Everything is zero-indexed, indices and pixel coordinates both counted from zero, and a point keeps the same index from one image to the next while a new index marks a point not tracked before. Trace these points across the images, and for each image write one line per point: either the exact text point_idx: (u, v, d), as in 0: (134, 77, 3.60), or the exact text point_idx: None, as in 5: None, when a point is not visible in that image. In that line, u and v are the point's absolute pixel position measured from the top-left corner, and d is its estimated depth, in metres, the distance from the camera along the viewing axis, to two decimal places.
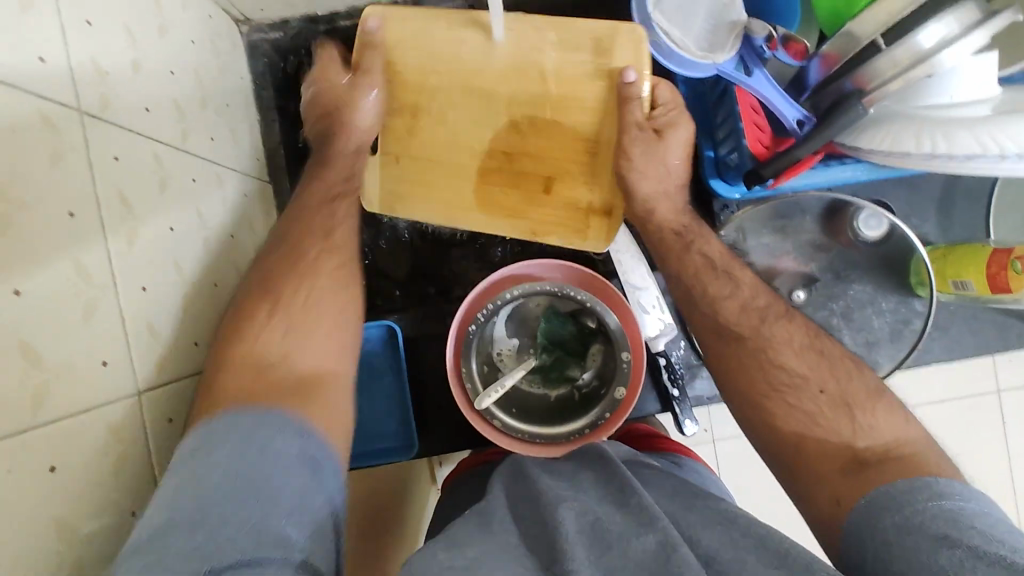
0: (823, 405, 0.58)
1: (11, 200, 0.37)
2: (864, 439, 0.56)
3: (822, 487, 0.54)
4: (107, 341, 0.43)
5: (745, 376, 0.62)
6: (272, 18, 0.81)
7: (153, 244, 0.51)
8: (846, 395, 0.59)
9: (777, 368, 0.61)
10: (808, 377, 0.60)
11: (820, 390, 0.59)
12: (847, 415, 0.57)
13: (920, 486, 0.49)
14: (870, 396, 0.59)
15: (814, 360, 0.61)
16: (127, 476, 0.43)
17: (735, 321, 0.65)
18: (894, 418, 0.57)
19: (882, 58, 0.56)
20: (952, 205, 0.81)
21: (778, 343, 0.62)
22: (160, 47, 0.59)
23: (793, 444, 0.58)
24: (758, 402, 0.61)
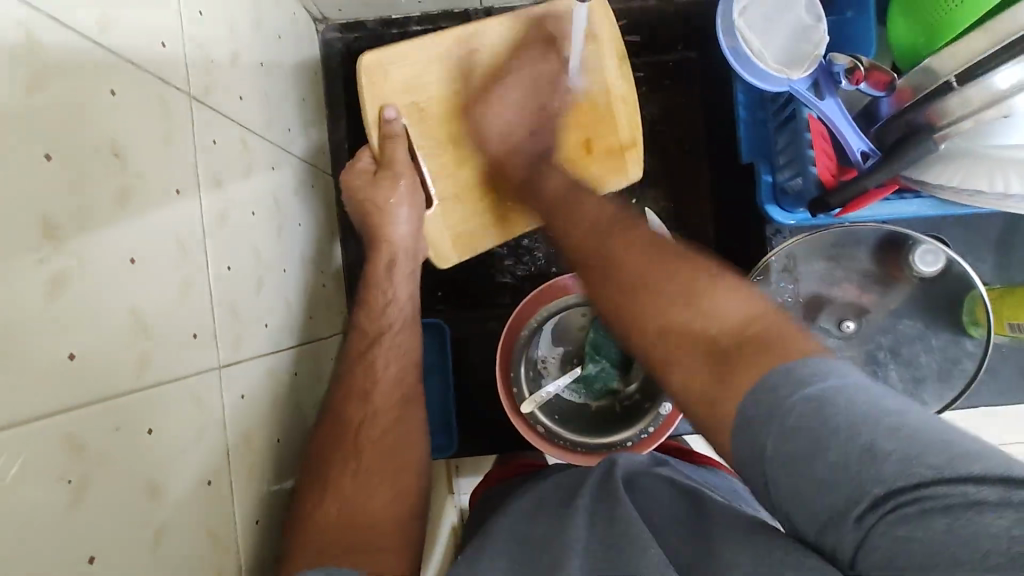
0: (667, 303, 0.44)
1: (131, 174, 0.39)
2: (720, 319, 0.41)
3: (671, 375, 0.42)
4: (197, 316, 0.45)
5: (597, 280, 0.49)
6: (348, 19, 0.84)
7: (238, 227, 0.53)
8: (689, 286, 0.43)
9: (620, 268, 0.48)
10: (641, 266, 0.47)
11: (645, 279, 0.45)
12: (688, 304, 0.43)
13: (777, 376, 0.36)
14: (701, 279, 0.44)
15: (650, 250, 0.48)
16: (208, 446, 0.45)
17: (584, 237, 0.53)
18: (730, 294, 0.42)
19: (953, 98, 0.56)
20: (1011, 246, 0.80)
21: (613, 244, 0.50)
22: (253, 40, 0.61)
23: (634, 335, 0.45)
24: (617, 305, 0.47)
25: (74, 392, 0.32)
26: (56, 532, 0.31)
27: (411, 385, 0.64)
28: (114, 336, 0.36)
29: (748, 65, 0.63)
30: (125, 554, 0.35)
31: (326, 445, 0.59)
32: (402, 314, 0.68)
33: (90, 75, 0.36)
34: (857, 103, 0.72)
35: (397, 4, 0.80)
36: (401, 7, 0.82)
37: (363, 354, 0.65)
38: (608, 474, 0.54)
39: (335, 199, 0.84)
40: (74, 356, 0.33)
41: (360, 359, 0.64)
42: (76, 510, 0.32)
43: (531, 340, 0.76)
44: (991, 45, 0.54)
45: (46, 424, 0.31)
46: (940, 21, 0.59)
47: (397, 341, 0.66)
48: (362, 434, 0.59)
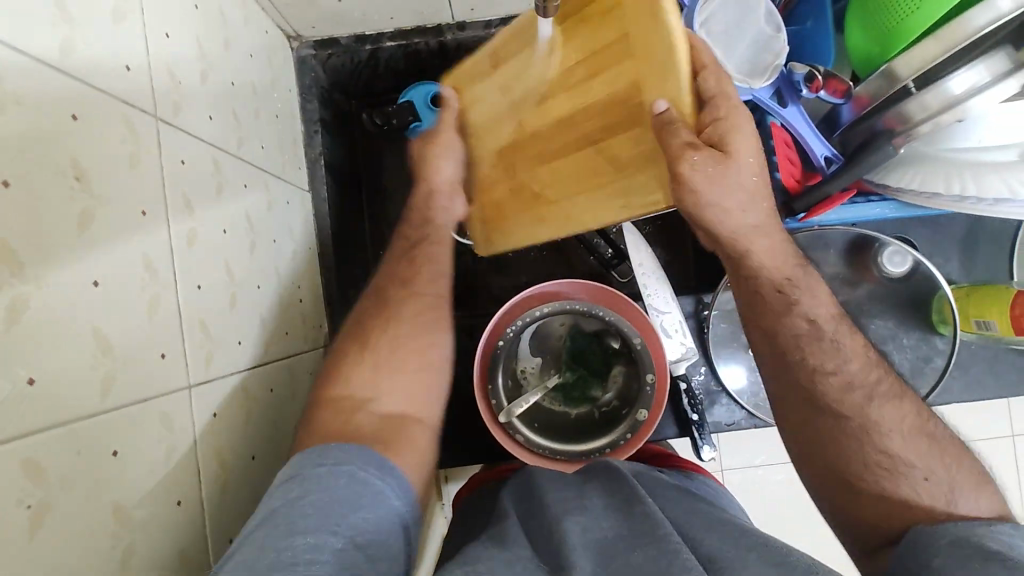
0: (927, 490, 0.53)
1: (96, 196, 0.39)
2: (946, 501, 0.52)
3: (904, 514, 0.53)
4: (164, 335, 0.45)
5: (838, 460, 0.57)
6: (322, 36, 0.85)
7: (208, 244, 0.53)
8: (952, 486, 0.53)
9: (923, 445, 0.56)
10: (912, 459, 0.55)
11: (917, 466, 0.54)
12: (940, 499, 0.53)
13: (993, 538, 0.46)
14: (972, 486, 0.53)
15: (925, 447, 0.56)
16: (177, 469, 0.44)
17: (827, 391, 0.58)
18: (987, 501, 0.52)
19: (911, 104, 0.58)
20: (975, 246, 0.83)
21: (883, 418, 0.57)
22: (224, 60, 0.62)
23: (836, 468, 0.57)
24: (855, 472, 0.56)
25: (39, 416, 0.33)
26: (18, 554, 0.31)
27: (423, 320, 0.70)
28: (75, 357, 0.36)
29: None
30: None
31: (310, 425, 0.58)
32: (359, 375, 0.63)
33: (50, 99, 0.36)
34: (819, 109, 0.74)
35: (368, 20, 0.82)
36: (373, 24, 0.83)
37: None
38: (623, 479, 0.56)
39: (311, 214, 0.84)
40: (33, 380, 0.33)
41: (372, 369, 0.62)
42: (38, 532, 0.32)
43: (510, 351, 0.77)
44: (940, 53, 0.56)
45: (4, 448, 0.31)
46: (890, 31, 0.61)
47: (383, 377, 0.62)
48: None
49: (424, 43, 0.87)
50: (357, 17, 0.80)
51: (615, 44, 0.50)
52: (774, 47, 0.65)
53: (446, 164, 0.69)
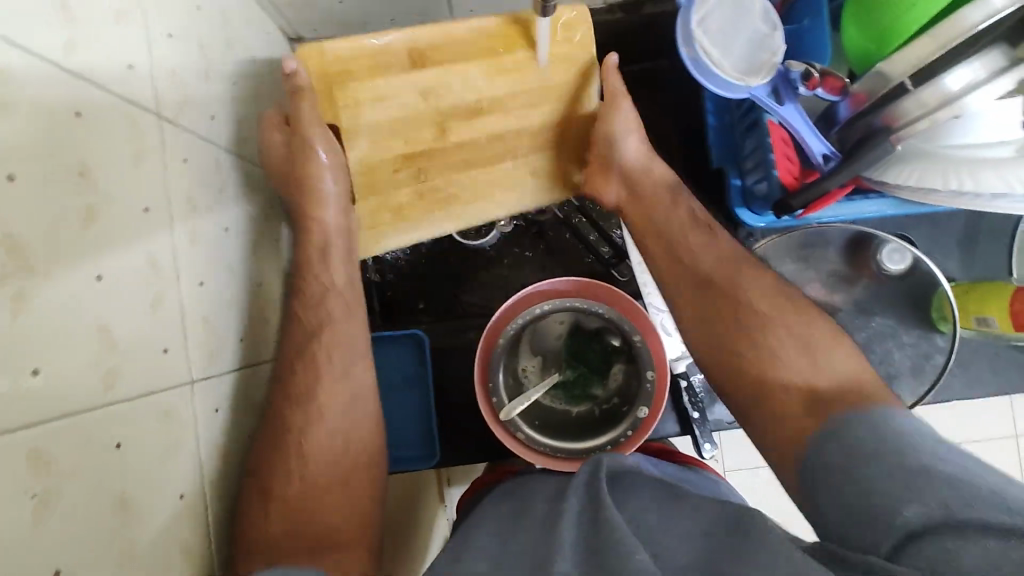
0: (790, 345, 0.62)
1: (99, 193, 0.40)
2: (816, 362, 0.60)
3: (784, 387, 0.60)
4: (168, 331, 0.45)
5: (717, 334, 0.66)
6: (323, 38, 0.86)
7: (210, 240, 0.54)
8: (808, 341, 0.62)
9: (789, 309, 0.65)
10: (773, 316, 0.65)
11: (785, 329, 0.64)
12: (806, 358, 0.61)
13: (876, 419, 0.50)
14: (829, 339, 0.62)
15: (788, 309, 0.65)
16: (180, 463, 0.45)
17: (677, 284, 0.71)
18: (851, 361, 0.60)
19: (908, 99, 0.58)
20: (973, 243, 0.83)
21: (746, 286, 0.68)
22: (227, 61, 0.63)
23: (726, 340, 0.66)
24: (737, 344, 0.65)
25: (43, 407, 0.33)
26: (22, 540, 0.31)
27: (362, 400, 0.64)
28: (79, 350, 0.36)
29: (710, 77, 0.65)
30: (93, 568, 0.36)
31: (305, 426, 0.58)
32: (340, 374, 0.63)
33: (57, 96, 0.37)
34: (816, 107, 0.74)
35: (369, 21, 0.83)
36: (374, 26, 0.84)
37: None
38: (595, 471, 0.57)
39: None
40: (38, 371, 0.33)
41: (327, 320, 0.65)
42: (42, 522, 0.33)
43: (511, 349, 0.77)
44: (938, 48, 0.57)
45: (13, 437, 0.31)
46: (886, 28, 0.62)
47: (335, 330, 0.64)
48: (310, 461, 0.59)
49: None
50: (358, 19, 0.81)
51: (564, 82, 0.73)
52: (771, 46, 0.66)
53: (319, 154, 0.66)
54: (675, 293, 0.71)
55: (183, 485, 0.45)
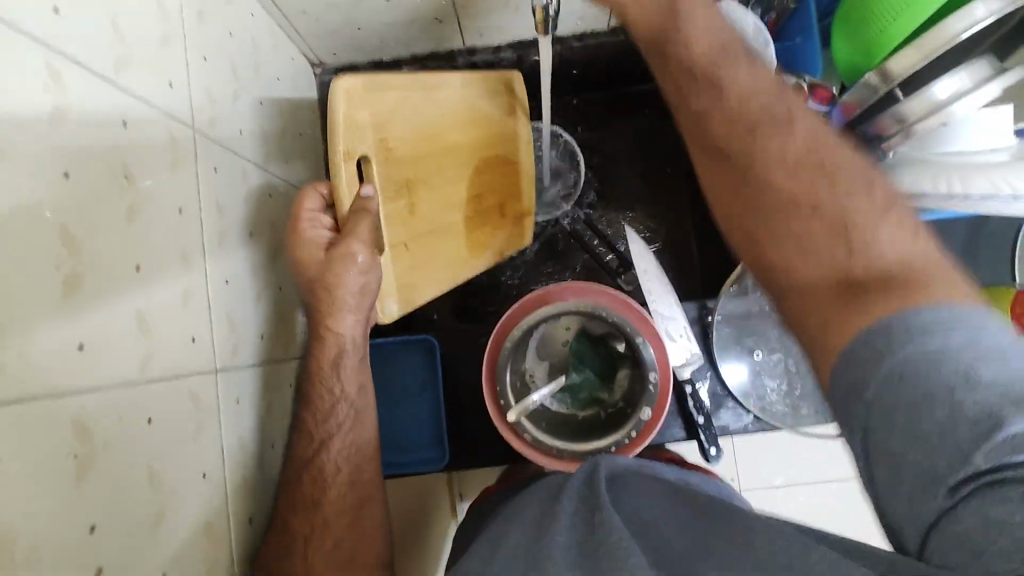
0: (817, 224, 0.46)
1: (141, 194, 0.44)
2: (839, 205, 0.46)
3: (804, 272, 0.46)
4: (196, 322, 0.49)
5: (737, 194, 0.51)
6: (344, 64, 0.92)
7: (235, 242, 0.58)
8: (847, 215, 0.46)
9: (817, 167, 0.48)
10: (807, 193, 0.48)
11: (811, 207, 0.47)
12: (842, 244, 0.45)
13: (932, 312, 0.39)
14: (883, 210, 0.45)
15: (812, 171, 0.48)
16: (204, 445, 0.48)
17: (724, 132, 0.53)
18: (902, 238, 0.44)
19: (899, 107, 0.61)
20: (976, 251, 0.84)
21: (778, 140, 0.50)
22: (255, 82, 0.68)
23: (742, 198, 0.51)
24: (755, 210, 0.50)
25: (88, 380, 0.37)
26: (64, 499, 0.35)
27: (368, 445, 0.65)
28: (119, 333, 0.40)
29: None
30: (122, 536, 0.39)
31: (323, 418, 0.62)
32: (351, 378, 0.64)
33: (106, 110, 0.42)
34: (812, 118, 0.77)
35: (385, 47, 0.88)
36: (391, 51, 0.90)
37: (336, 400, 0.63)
38: (590, 475, 0.57)
39: None
40: (83, 347, 0.37)
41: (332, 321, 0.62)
42: (83, 483, 0.36)
43: (517, 353, 0.79)
44: (922, 58, 0.59)
45: (64, 403, 0.35)
46: (871, 43, 0.65)
47: (346, 334, 0.63)
48: (322, 454, 0.61)
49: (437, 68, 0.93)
50: (376, 45, 0.87)
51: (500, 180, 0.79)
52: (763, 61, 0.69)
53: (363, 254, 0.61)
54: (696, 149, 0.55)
55: (206, 468, 0.48)
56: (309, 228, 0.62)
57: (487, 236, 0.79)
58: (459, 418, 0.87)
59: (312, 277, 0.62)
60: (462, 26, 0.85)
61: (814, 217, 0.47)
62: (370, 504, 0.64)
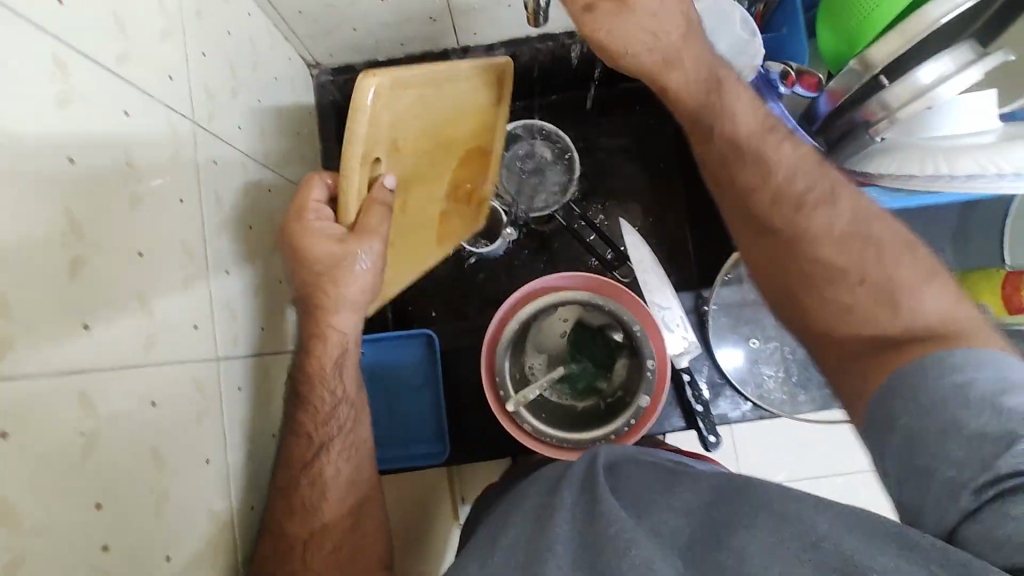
0: (862, 293, 0.50)
1: (143, 182, 0.45)
2: (883, 273, 0.50)
3: (854, 341, 0.50)
4: (197, 309, 0.50)
5: (784, 274, 0.55)
6: (339, 64, 0.93)
7: (235, 234, 0.59)
8: (894, 285, 0.49)
9: (858, 243, 0.51)
10: (848, 265, 0.51)
11: (857, 277, 0.51)
12: (891, 310, 0.49)
13: (967, 355, 0.42)
14: (926, 277, 0.49)
15: (853, 246, 0.51)
16: (207, 429, 0.49)
17: (763, 205, 0.56)
18: (944, 298, 0.48)
19: (884, 94, 0.62)
20: (966, 236, 0.85)
21: (816, 224, 0.53)
22: (253, 81, 0.70)
23: (789, 278, 0.55)
24: (805, 288, 0.53)
25: (93, 358, 0.38)
26: (72, 473, 0.35)
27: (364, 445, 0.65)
28: (123, 315, 0.41)
29: None
30: (127, 515, 0.39)
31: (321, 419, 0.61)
32: (351, 376, 0.64)
33: (110, 100, 0.43)
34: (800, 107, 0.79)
35: (380, 47, 0.90)
36: (385, 51, 0.91)
37: (339, 405, 0.63)
38: (590, 462, 0.54)
39: None
40: (89, 326, 0.38)
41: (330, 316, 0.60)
42: (90, 459, 0.37)
43: (515, 343, 0.80)
44: (904, 43, 0.60)
45: (70, 379, 0.36)
46: (855, 30, 0.66)
47: (345, 333, 0.62)
48: (321, 451, 0.61)
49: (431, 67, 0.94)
50: (370, 44, 0.88)
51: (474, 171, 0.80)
52: (750, 51, 0.71)
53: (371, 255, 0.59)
54: (737, 234, 0.59)
55: (209, 452, 0.49)
56: (313, 218, 0.58)
57: (454, 225, 0.82)
58: (460, 416, 0.88)
59: (319, 269, 0.58)
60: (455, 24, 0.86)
61: (860, 287, 0.50)
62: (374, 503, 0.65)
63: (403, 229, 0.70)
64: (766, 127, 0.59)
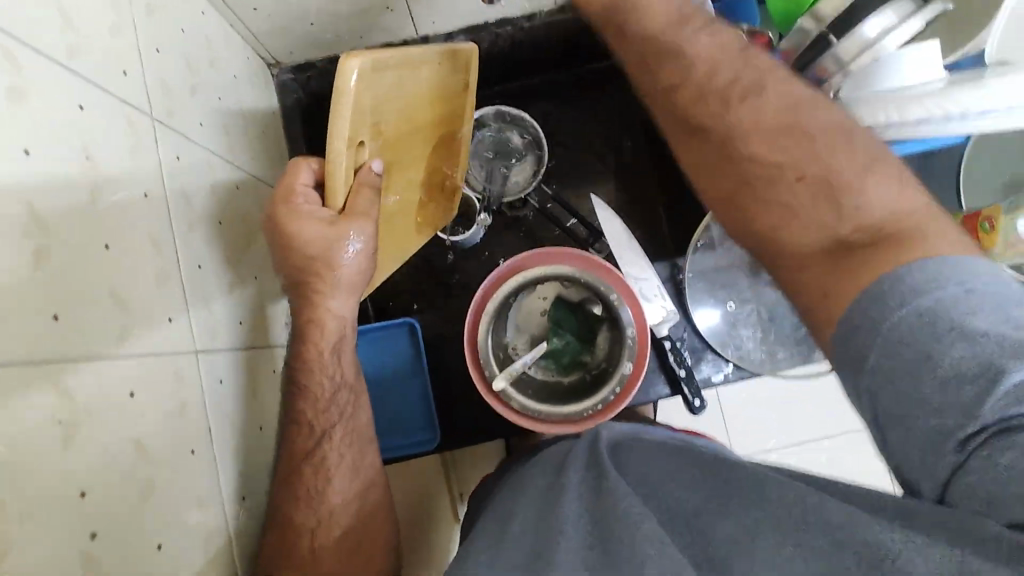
0: (802, 190, 0.50)
1: (104, 176, 0.45)
2: (820, 168, 0.50)
3: (799, 246, 0.49)
4: (172, 301, 0.49)
5: (727, 180, 0.56)
6: (299, 62, 0.93)
7: (206, 230, 0.59)
8: (836, 177, 0.49)
9: (795, 142, 0.52)
10: (785, 163, 0.52)
11: (798, 175, 0.51)
12: (833, 205, 0.48)
13: (918, 260, 0.41)
14: (868, 170, 0.48)
15: (787, 140, 0.52)
16: (189, 420, 0.48)
17: (693, 106, 0.58)
18: (891, 188, 0.47)
19: (834, 49, 0.64)
20: (927, 184, 0.88)
21: (748, 126, 0.54)
22: (211, 78, 0.69)
23: (730, 182, 0.55)
24: (742, 188, 0.54)
25: (65, 348, 0.37)
26: (51, 462, 0.35)
27: (361, 434, 0.64)
28: (95, 305, 0.40)
29: None
30: (114, 505, 0.39)
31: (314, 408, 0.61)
32: (349, 361, 0.64)
33: (61, 93, 0.42)
34: None
35: (339, 41, 0.89)
36: (345, 44, 0.91)
37: (338, 398, 0.63)
38: (593, 443, 0.57)
39: None
40: (59, 318, 0.37)
41: (322, 302, 0.60)
42: (69, 451, 0.36)
43: (497, 323, 0.80)
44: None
45: (43, 369, 0.35)
46: None
47: (342, 315, 0.62)
48: (325, 437, 0.61)
49: None
50: (329, 38, 0.88)
51: (446, 152, 0.79)
52: None
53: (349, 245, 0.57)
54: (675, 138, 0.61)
55: (193, 443, 0.49)
56: (301, 201, 0.58)
57: (431, 209, 0.81)
58: (452, 408, 0.88)
59: (313, 256, 0.58)
60: (412, 13, 0.86)
61: (799, 181, 0.50)
62: (375, 522, 0.64)
63: (384, 220, 0.70)
64: (683, 22, 0.60)
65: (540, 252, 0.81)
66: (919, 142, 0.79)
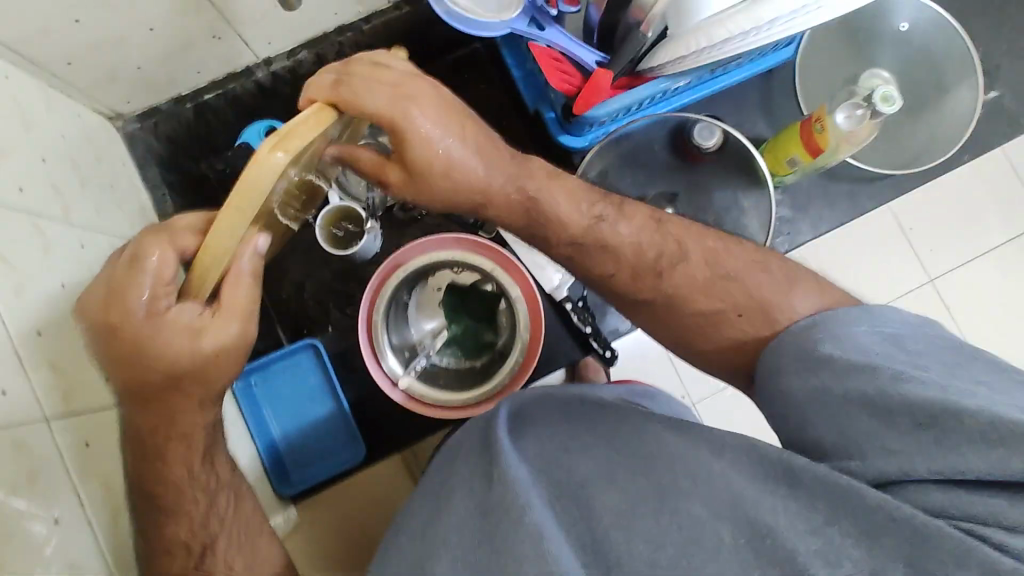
0: (744, 321, 0.57)
1: None
2: (747, 302, 0.57)
3: (725, 358, 0.59)
4: (4, 375, 0.47)
5: (663, 326, 0.63)
6: (140, 109, 0.89)
7: (44, 295, 0.56)
8: (763, 304, 0.56)
9: (721, 282, 0.59)
10: (720, 305, 0.58)
11: (736, 313, 0.57)
12: (769, 329, 0.55)
13: (872, 336, 0.46)
14: (788, 288, 0.56)
15: (714, 284, 0.59)
16: (48, 492, 0.47)
17: (617, 273, 0.63)
18: (811, 296, 0.55)
19: None
20: (771, 100, 0.96)
21: (687, 262, 0.61)
22: (28, 140, 0.65)
23: (676, 328, 0.61)
24: (684, 338, 0.61)
25: None
26: None
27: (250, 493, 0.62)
28: None
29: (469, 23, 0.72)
30: None
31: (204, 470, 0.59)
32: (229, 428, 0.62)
33: None
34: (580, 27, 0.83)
35: (177, 82, 0.87)
36: (185, 83, 0.88)
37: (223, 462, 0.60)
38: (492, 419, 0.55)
39: None
40: None
41: (193, 398, 0.53)
42: None
43: (391, 325, 0.80)
44: None
45: None
46: None
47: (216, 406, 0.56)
48: (210, 498, 0.57)
49: (239, 87, 0.92)
50: (165, 80, 0.85)
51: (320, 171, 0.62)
52: None
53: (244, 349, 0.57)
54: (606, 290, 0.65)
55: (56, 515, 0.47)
56: (166, 308, 0.49)
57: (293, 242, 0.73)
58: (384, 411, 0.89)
59: (180, 368, 0.49)
60: (244, 39, 0.83)
61: (733, 316, 0.58)
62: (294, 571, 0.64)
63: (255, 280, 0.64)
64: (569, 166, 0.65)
65: (420, 241, 0.80)
66: (750, 63, 0.83)
